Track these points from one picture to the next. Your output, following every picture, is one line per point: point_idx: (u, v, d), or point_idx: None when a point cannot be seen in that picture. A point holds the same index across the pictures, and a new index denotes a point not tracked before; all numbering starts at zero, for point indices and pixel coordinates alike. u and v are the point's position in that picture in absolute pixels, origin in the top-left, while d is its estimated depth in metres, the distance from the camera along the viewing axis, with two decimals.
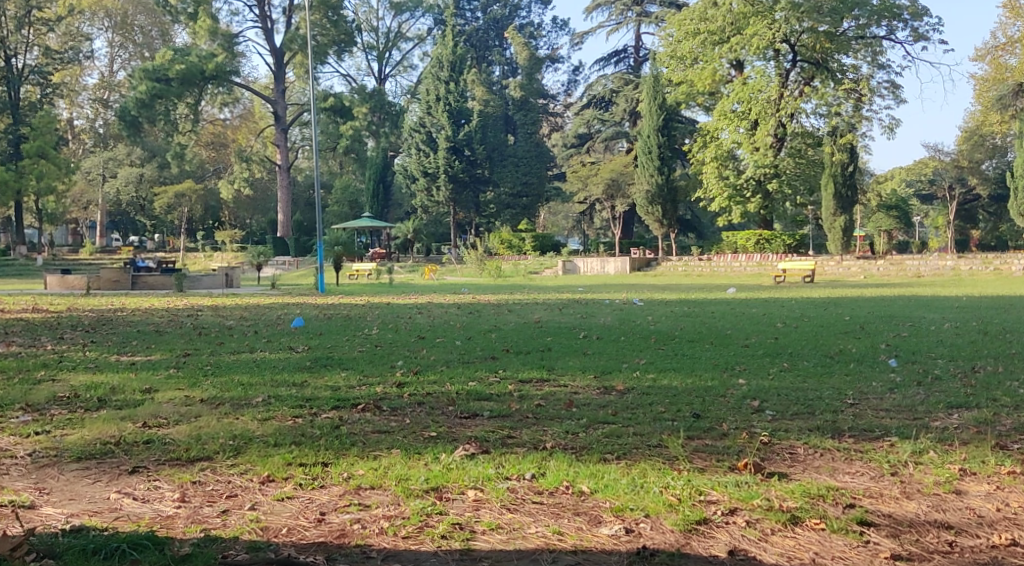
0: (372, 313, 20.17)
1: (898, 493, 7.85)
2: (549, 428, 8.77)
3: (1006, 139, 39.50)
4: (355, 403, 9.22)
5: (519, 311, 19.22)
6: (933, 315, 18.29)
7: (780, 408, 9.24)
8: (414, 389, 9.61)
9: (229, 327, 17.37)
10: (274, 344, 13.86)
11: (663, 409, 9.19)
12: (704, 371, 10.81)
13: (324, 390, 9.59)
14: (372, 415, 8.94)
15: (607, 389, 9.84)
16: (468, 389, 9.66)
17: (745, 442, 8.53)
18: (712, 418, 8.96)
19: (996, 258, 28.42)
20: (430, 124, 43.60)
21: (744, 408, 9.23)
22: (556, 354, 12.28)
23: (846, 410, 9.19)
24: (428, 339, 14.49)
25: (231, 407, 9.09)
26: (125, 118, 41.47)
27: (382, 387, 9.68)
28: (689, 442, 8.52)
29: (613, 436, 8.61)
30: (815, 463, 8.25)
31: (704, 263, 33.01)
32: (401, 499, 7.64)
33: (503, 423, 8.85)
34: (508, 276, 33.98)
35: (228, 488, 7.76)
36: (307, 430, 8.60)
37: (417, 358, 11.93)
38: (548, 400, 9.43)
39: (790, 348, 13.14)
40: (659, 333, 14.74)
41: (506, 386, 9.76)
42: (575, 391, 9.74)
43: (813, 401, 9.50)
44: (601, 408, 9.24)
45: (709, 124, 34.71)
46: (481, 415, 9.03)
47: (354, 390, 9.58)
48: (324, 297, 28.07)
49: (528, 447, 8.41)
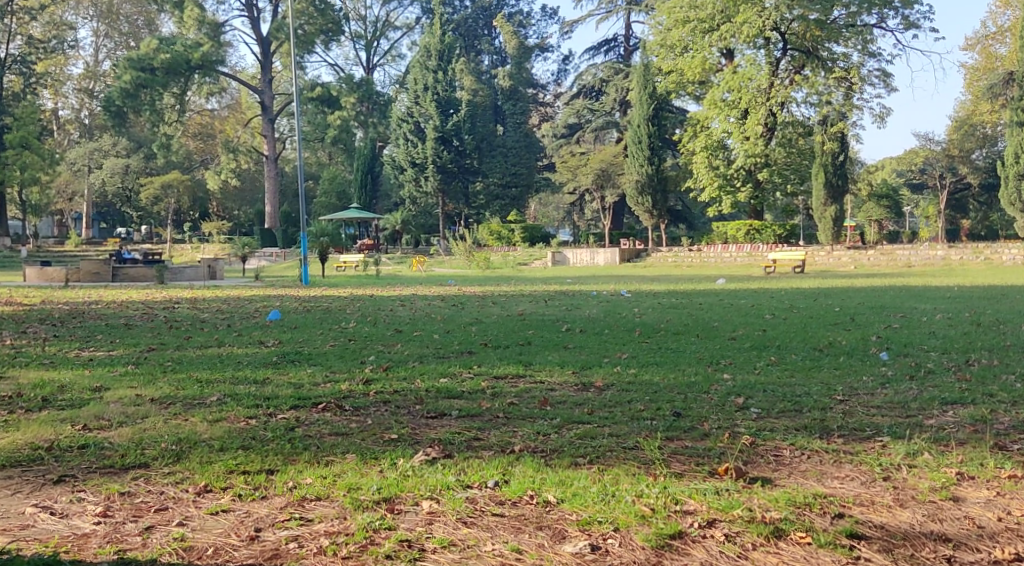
0: (353, 306, 19.68)
1: (891, 501, 7.45)
2: (519, 429, 8.32)
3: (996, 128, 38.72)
4: (315, 402, 8.76)
5: (502, 304, 18.77)
6: (924, 306, 17.90)
7: (765, 405, 8.78)
8: (381, 387, 9.11)
9: (204, 321, 16.86)
10: (246, 339, 13.37)
11: (640, 407, 8.74)
12: (687, 366, 10.34)
13: (285, 387, 9.10)
14: (331, 416, 8.49)
15: (585, 386, 9.35)
16: (438, 386, 9.17)
17: (726, 443, 8.09)
18: (693, 417, 8.51)
19: (987, 247, 28.05)
20: (418, 114, 43.03)
21: (727, 405, 8.77)
22: (536, 349, 11.80)
23: (836, 408, 8.73)
24: (406, 334, 14.01)
25: (183, 407, 8.64)
26: (110, 108, 40.80)
27: (348, 384, 9.18)
28: (667, 444, 8.09)
29: (585, 438, 8.18)
30: (801, 467, 7.82)
31: (694, 254, 32.59)
32: (348, 513, 7.33)
33: (471, 423, 8.40)
34: (497, 268, 33.48)
35: (158, 501, 7.45)
36: (259, 433, 8.19)
37: (390, 352, 11.45)
38: (521, 398, 8.95)
39: (778, 341, 12.68)
40: (643, 326, 14.30)
41: (478, 383, 9.28)
42: (551, 388, 9.26)
43: (801, 396, 9.03)
44: (577, 406, 8.77)
45: (699, 113, 34.24)
46: (449, 414, 8.57)
47: (318, 388, 9.08)
48: (307, 289, 27.55)
49: (495, 451, 7.99)
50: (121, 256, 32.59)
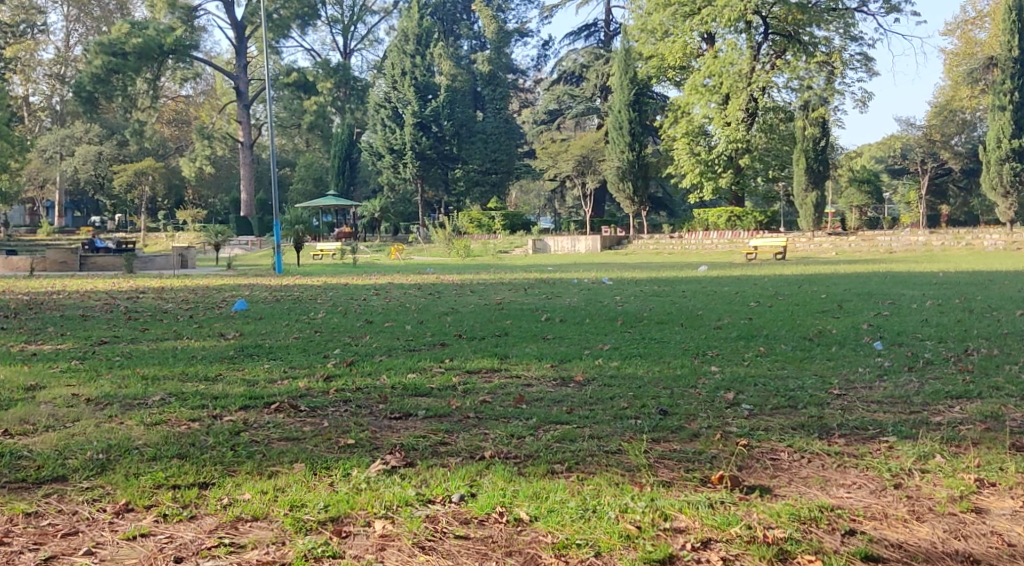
0: (324, 296, 18.97)
1: (906, 514, 6.86)
2: (491, 431, 7.69)
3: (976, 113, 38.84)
4: (268, 401, 8.10)
5: (480, 292, 18.13)
6: (911, 292, 17.33)
7: (758, 401, 8.18)
8: (343, 384, 8.44)
9: (167, 312, 16.10)
10: (206, 331, 12.64)
11: (623, 404, 8.11)
12: (672, 359, 9.69)
13: (238, 385, 8.42)
14: (284, 418, 7.83)
15: (564, 381, 8.72)
16: (405, 382, 8.50)
17: (718, 445, 7.50)
18: (681, 415, 7.89)
19: (969, 233, 27.56)
20: (395, 99, 42.09)
21: (717, 401, 8.16)
22: (512, 340, 11.16)
23: (834, 403, 8.13)
24: (376, 324, 13.33)
25: (121, 408, 7.97)
26: (80, 94, 39.70)
27: (307, 381, 8.51)
28: (653, 447, 7.48)
29: (564, 440, 7.55)
30: (801, 472, 7.23)
31: (676, 241, 32.05)
32: (288, 537, 6.68)
33: (438, 425, 7.76)
34: (476, 256, 32.77)
35: (69, 524, 6.79)
36: (199, 438, 7.53)
37: (357, 345, 10.76)
38: (495, 395, 8.30)
39: (765, 330, 12.08)
40: (624, 315, 13.68)
41: (448, 378, 8.61)
42: (528, 383, 8.62)
43: (794, 391, 8.42)
44: (554, 404, 8.13)
45: (680, 99, 33.61)
46: (415, 414, 7.92)
47: (274, 386, 8.40)
48: (280, 277, 26.81)
49: (463, 457, 7.36)
50: (92, 243, 31.70)
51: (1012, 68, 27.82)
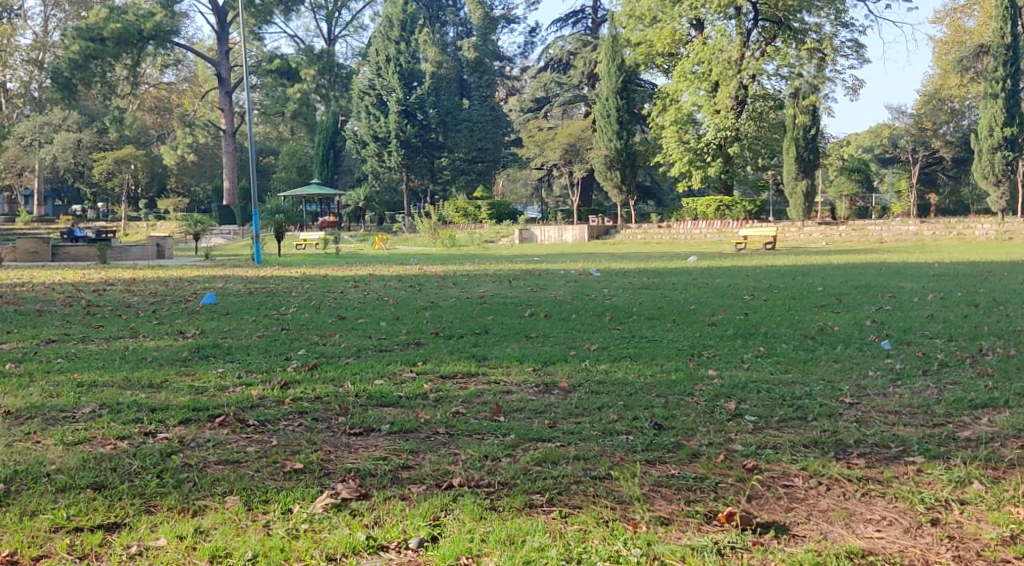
0: (300, 288, 18.15)
1: (949, 561, 6.09)
2: (462, 451, 6.90)
3: (966, 102, 38.52)
4: (213, 414, 7.32)
5: (463, 285, 17.34)
6: (910, 286, 16.57)
7: (763, 412, 7.42)
8: (301, 392, 7.65)
9: (132, 306, 15.26)
10: (166, 328, 11.79)
11: (611, 417, 7.33)
12: (666, 361, 8.90)
13: (183, 394, 7.63)
14: (226, 435, 7.04)
15: (548, 387, 7.92)
16: (371, 390, 7.71)
17: (720, 468, 6.74)
18: (678, 431, 7.13)
19: (960, 222, 26.85)
20: (380, 87, 41.21)
21: (718, 413, 7.39)
22: (494, 339, 10.36)
23: (848, 415, 7.38)
24: (349, 320, 12.53)
25: (42, 424, 7.17)
26: (57, 80, 38.57)
27: (262, 388, 7.72)
28: (649, 471, 6.72)
29: (545, 463, 6.77)
30: (820, 504, 6.47)
31: (664, 231, 31.31)
32: None
33: (402, 444, 6.97)
34: (462, 246, 31.96)
35: None
36: (122, 463, 6.72)
37: (324, 344, 9.94)
38: (470, 406, 7.51)
39: (763, 327, 11.30)
40: (612, 309, 12.92)
41: (419, 385, 7.81)
42: (507, 390, 7.83)
43: (802, 399, 7.66)
44: (535, 417, 7.34)
45: (669, 86, 32.78)
46: (378, 430, 7.15)
47: (222, 395, 7.60)
48: (258, 268, 25.99)
49: (427, 486, 6.58)
50: (70, 232, 30.76)
51: (1005, 55, 26.93)
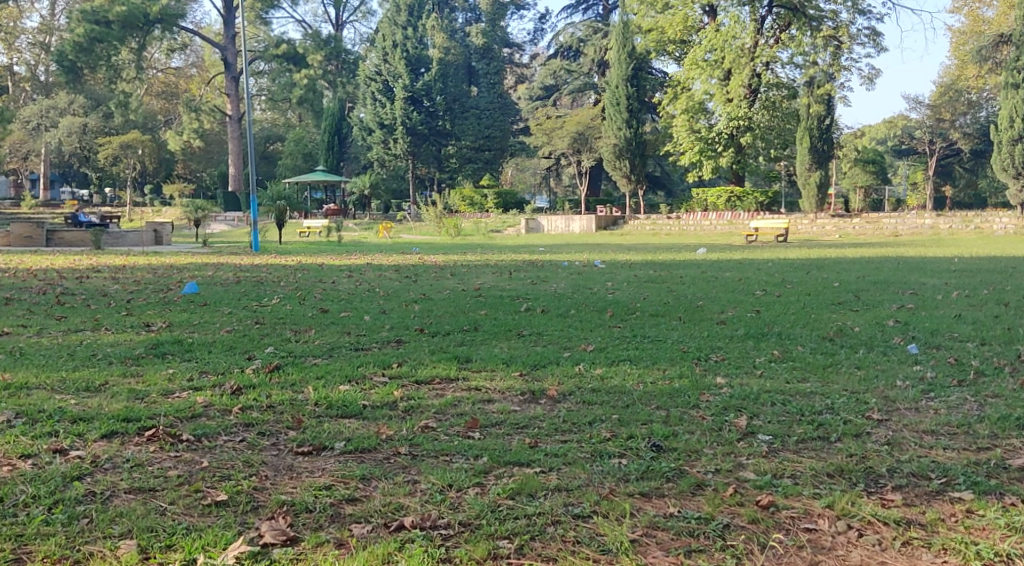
0: (290, 277, 17.24)
1: None
2: (424, 477, 6.07)
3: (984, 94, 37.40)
4: (139, 427, 6.49)
5: (461, 276, 16.43)
6: (932, 282, 15.66)
7: (777, 430, 6.58)
8: (252, 400, 6.83)
9: (109, 295, 14.38)
10: (133, 321, 10.93)
11: (603, 435, 6.50)
12: (668, 365, 8.04)
13: (116, 401, 6.81)
14: (148, 454, 6.22)
15: (533, 397, 7.07)
16: (334, 398, 6.88)
17: (729, 506, 5.88)
18: (679, 456, 6.28)
19: (977, 216, 25.93)
20: (386, 72, 40.34)
21: (726, 432, 6.54)
22: (482, 338, 9.49)
23: (875, 436, 6.52)
24: (331, 314, 11.64)
25: None
26: (62, 63, 37.15)
27: (210, 395, 6.91)
28: (642, 509, 5.86)
29: (520, 497, 5.93)
30: (850, 557, 5.59)
31: (673, 222, 30.43)
32: None
33: (356, 469, 6.14)
34: (467, 235, 31.06)
35: None
36: (15, 490, 5.89)
37: (296, 342, 9.09)
38: (443, 419, 6.67)
39: (777, 327, 10.41)
40: (614, 305, 12.03)
41: (389, 392, 6.98)
42: (488, 399, 6.99)
43: (822, 415, 6.79)
44: (515, 434, 6.51)
45: (680, 74, 31.84)
46: (330, 449, 6.33)
47: (163, 402, 6.79)
48: (255, 256, 25.14)
49: (375, 526, 5.73)
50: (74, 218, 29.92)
51: None
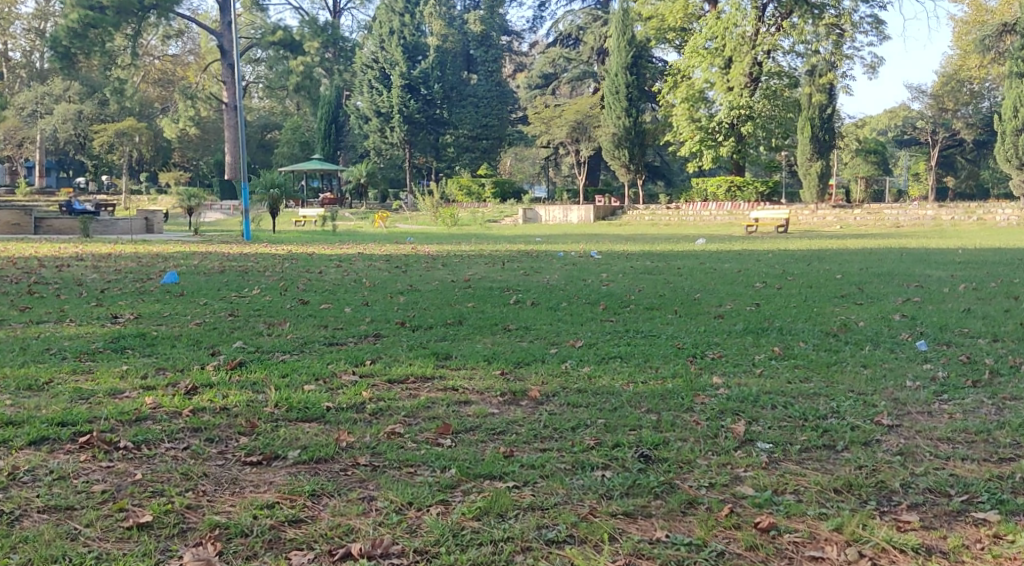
0: (276, 267, 16.67)
1: None
2: (382, 495, 5.58)
3: (985, 85, 36.42)
4: (75, 432, 6.03)
5: (452, 266, 15.90)
6: (937, 274, 15.12)
7: (776, 437, 6.09)
8: (204, 401, 6.37)
9: (84, 285, 13.81)
10: (100, 312, 10.37)
11: (586, 443, 6.01)
12: (661, 363, 7.52)
13: (54, 404, 6.33)
14: (78, 464, 5.75)
15: (512, 399, 6.58)
16: (297, 400, 6.40)
17: (724, 530, 5.38)
18: (668, 469, 5.78)
19: (980, 206, 25.37)
20: (383, 60, 39.77)
21: (720, 440, 6.05)
22: (466, 332, 8.97)
23: (885, 446, 6.01)
24: (312, 306, 11.09)
25: None
26: (55, 50, 35.23)
27: (161, 396, 6.45)
28: (625, 533, 5.36)
29: (488, 518, 5.43)
30: None
31: (672, 212, 29.89)
32: None
33: (311, 483, 5.65)
34: (464, 225, 30.47)
35: None
36: None
37: (267, 337, 8.54)
38: (411, 425, 6.20)
39: (778, 322, 9.89)
40: (607, 298, 11.51)
41: (357, 392, 6.50)
42: (463, 402, 6.51)
43: (827, 421, 6.28)
44: (488, 442, 6.04)
45: (680, 63, 31.22)
46: (281, 459, 5.86)
47: (107, 405, 6.31)
48: (246, 245, 24.48)
49: (317, 555, 5.23)
50: (68, 206, 29.27)
51: None
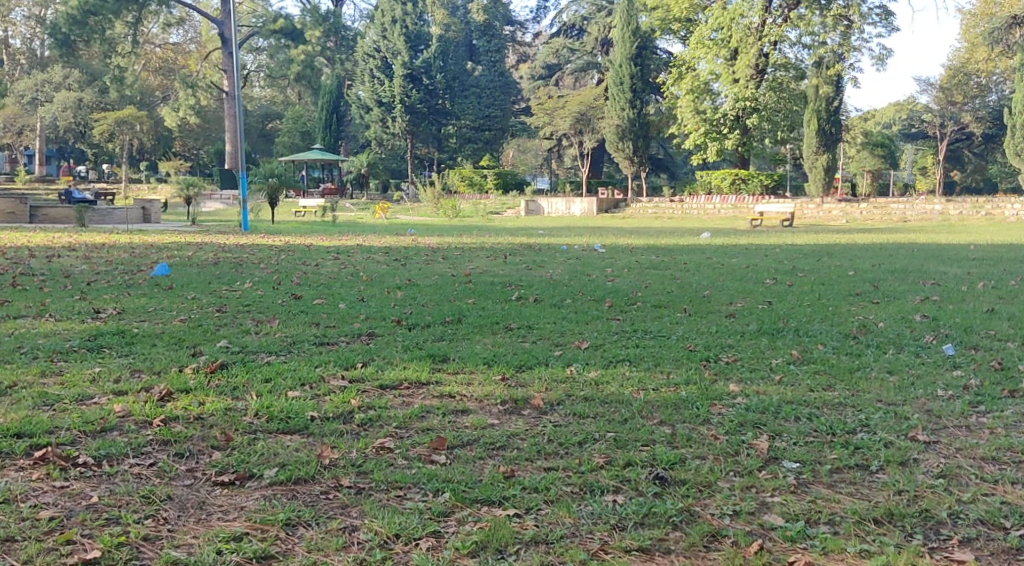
0: (272, 259, 16.17)
1: None
2: (364, 524, 5.22)
3: (993, 78, 35.75)
4: (31, 444, 5.67)
5: (453, 260, 15.41)
6: (952, 271, 14.62)
7: (800, 456, 5.77)
8: (177, 410, 6.01)
9: (72, 277, 13.29)
10: (80, 306, 9.83)
11: (595, 462, 5.68)
12: (672, 366, 7.08)
13: (14, 411, 5.95)
14: (25, 484, 5.38)
15: (511, 409, 6.23)
16: (281, 410, 6.05)
17: None
18: (680, 496, 5.43)
19: (988, 201, 24.85)
20: (385, 48, 39.03)
21: (739, 461, 5.71)
22: (466, 331, 8.49)
23: (923, 471, 5.65)
24: (304, 301, 10.58)
25: None
26: (55, 37, 34.41)
27: (132, 402, 6.08)
28: None
29: (484, 554, 5.07)
30: None
31: (675, 205, 29.40)
32: None
33: (287, 510, 5.29)
34: (466, 217, 29.94)
35: None
36: None
37: (255, 335, 8.05)
38: (401, 438, 5.86)
39: (793, 322, 9.41)
40: (613, 294, 11.03)
41: (343, 402, 6.15)
42: (460, 412, 6.17)
43: (854, 441, 5.92)
44: (482, 460, 5.70)
45: (685, 54, 30.70)
46: (251, 479, 5.50)
47: (69, 415, 5.94)
48: (243, 236, 23.92)
49: None
50: (67, 195, 28.70)
51: None
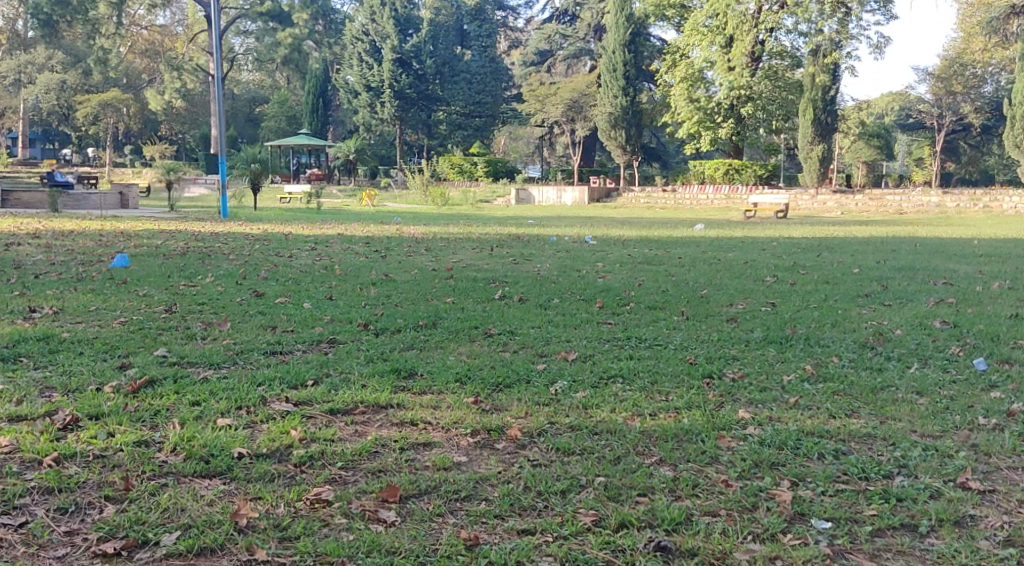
0: (245, 249, 15.23)
1: None
2: None
3: (990, 70, 34.59)
4: None
5: (436, 252, 14.49)
6: (963, 268, 13.72)
7: (824, 511, 4.98)
8: (71, 448, 5.26)
9: (24, 269, 12.31)
10: (18, 304, 8.90)
11: (581, 522, 4.89)
12: (671, 383, 6.24)
13: None
14: None
15: (479, 446, 5.43)
16: (202, 448, 5.29)
17: None
18: None
19: (987, 194, 23.94)
20: (374, 32, 37.91)
21: (745, 519, 4.93)
22: (439, 339, 7.56)
23: (982, 537, 4.84)
24: (266, 299, 9.66)
25: None
26: (36, 17, 33.26)
27: (23, 435, 5.35)
28: None
29: None
30: None
31: (668, 195, 28.53)
32: None
33: None
34: (454, 205, 28.98)
35: None
36: None
37: (200, 341, 7.14)
38: (351, 487, 5.08)
39: (803, 328, 8.52)
40: (604, 294, 10.11)
41: (280, 438, 5.40)
42: (414, 451, 5.38)
43: (897, 491, 5.11)
44: (441, 517, 4.92)
45: (679, 41, 29.75)
46: (145, 542, 4.76)
47: None
48: (223, 223, 22.96)
49: None
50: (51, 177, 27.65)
51: None
